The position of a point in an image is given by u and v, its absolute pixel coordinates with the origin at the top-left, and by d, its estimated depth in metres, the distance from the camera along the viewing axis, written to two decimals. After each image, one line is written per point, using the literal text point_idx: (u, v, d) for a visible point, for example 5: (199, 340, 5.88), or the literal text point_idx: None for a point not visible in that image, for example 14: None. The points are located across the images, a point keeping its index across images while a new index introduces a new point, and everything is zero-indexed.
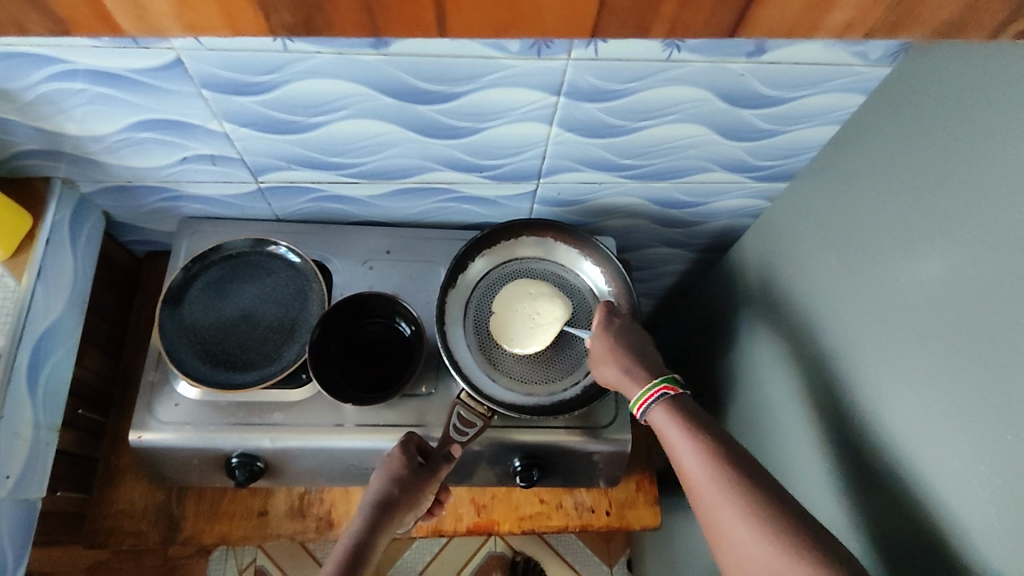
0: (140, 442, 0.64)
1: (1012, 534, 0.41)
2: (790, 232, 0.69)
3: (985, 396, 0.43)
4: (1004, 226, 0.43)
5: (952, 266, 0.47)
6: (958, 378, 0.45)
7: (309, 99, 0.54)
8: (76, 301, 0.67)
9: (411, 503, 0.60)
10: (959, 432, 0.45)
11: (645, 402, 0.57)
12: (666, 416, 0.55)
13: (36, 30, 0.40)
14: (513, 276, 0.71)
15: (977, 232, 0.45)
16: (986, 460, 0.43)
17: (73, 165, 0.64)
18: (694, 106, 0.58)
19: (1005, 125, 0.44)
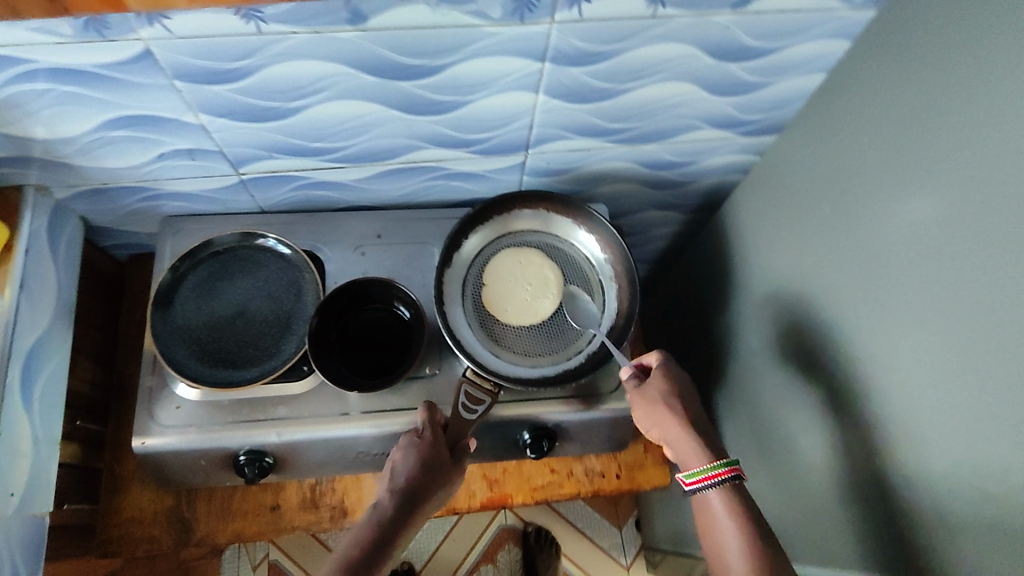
0: (143, 449, 0.63)
1: (1015, 468, 0.42)
2: (781, 185, 0.69)
3: (981, 335, 0.44)
4: (992, 164, 0.43)
5: (944, 207, 0.47)
6: (955, 319, 0.46)
7: (287, 83, 0.52)
8: (62, 311, 0.65)
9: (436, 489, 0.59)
10: (959, 373, 0.46)
11: (708, 477, 0.57)
12: (728, 506, 0.55)
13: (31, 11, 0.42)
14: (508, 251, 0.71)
15: (966, 171, 0.45)
16: (987, 398, 0.43)
17: (46, 170, 0.61)
18: (681, 63, 0.57)
19: (991, 61, 0.43)
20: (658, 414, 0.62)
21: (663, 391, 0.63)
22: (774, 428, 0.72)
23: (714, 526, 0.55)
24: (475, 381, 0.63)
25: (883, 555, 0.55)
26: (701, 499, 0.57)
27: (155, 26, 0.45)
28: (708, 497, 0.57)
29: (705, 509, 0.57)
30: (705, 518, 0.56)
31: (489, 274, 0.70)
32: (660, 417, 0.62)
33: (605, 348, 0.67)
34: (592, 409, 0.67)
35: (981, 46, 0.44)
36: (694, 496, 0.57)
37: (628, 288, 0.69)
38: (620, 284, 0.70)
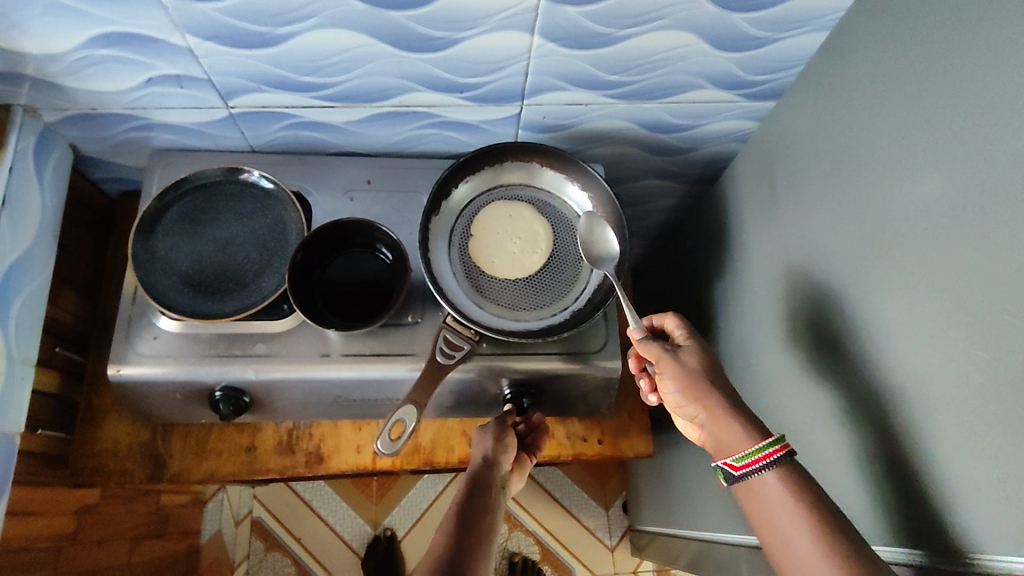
0: (119, 377, 0.63)
1: (996, 444, 0.40)
2: (779, 151, 0.67)
3: (975, 302, 0.42)
4: (997, 122, 0.41)
5: (944, 170, 0.44)
6: (950, 286, 0.44)
7: (274, 6, 0.51)
8: (45, 235, 0.65)
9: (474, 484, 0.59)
10: (949, 342, 0.44)
11: (754, 463, 0.51)
12: (776, 486, 0.50)
13: None
14: (498, 203, 0.69)
15: (969, 132, 0.43)
16: (977, 371, 0.41)
17: (34, 90, 0.61)
18: (681, 9, 0.56)
19: (994, 10, 0.41)
20: (690, 396, 0.57)
21: (694, 369, 0.58)
22: (761, 400, 0.70)
23: (766, 513, 0.50)
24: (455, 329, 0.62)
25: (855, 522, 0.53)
26: (750, 484, 0.52)
27: None
28: (761, 478, 0.51)
29: (755, 494, 0.51)
30: (756, 507, 0.51)
31: (477, 225, 0.68)
32: (696, 399, 0.57)
33: (590, 305, 0.66)
34: (573, 366, 0.66)
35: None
36: (740, 481, 0.52)
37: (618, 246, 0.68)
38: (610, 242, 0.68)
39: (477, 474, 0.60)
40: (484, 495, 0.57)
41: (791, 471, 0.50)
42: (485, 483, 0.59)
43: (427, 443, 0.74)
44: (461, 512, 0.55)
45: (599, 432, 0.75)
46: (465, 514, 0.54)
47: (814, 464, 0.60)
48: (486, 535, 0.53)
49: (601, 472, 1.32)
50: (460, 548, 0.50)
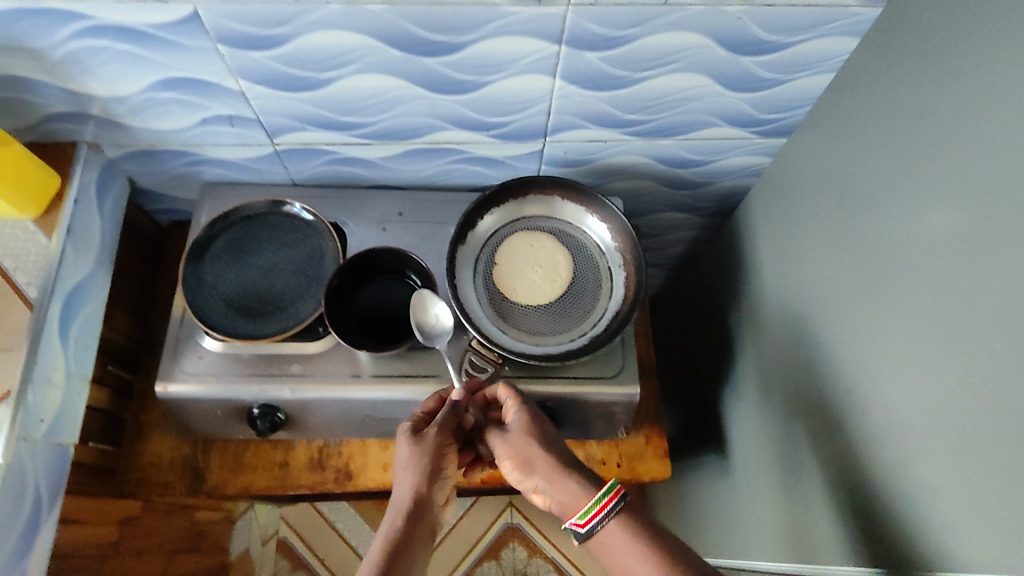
0: (165, 393, 0.68)
1: (991, 471, 0.42)
2: (791, 185, 0.69)
3: (974, 331, 0.43)
4: (996, 161, 0.42)
5: (947, 205, 0.46)
6: (950, 317, 0.45)
7: (320, 54, 0.56)
8: (104, 260, 0.70)
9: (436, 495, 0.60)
10: (950, 370, 0.45)
11: (593, 516, 0.53)
12: (623, 535, 0.52)
13: None
14: (520, 233, 0.73)
15: (970, 171, 0.44)
16: (972, 400, 0.43)
17: (100, 128, 0.67)
18: (693, 54, 0.60)
19: (982, 57, 0.44)
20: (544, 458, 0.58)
21: (524, 440, 0.59)
22: (776, 427, 0.72)
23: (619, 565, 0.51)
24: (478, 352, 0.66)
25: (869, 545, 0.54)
26: (598, 537, 0.53)
27: None
28: (606, 529, 0.53)
29: (604, 546, 0.53)
30: (608, 558, 0.52)
31: (500, 254, 0.72)
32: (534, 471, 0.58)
33: (608, 332, 0.69)
34: (590, 389, 0.68)
35: (970, 36, 0.45)
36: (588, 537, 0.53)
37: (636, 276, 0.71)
38: (627, 272, 0.71)
39: (431, 451, 0.60)
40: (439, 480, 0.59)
41: (632, 516, 0.53)
42: (442, 466, 0.60)
43: None
44: (412, 504, 0.57)
45: (618, 456, 0.77)
46: (416, 506, 0.57)
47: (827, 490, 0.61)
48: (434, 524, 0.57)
49: None
50: (406, 546, 0.54)
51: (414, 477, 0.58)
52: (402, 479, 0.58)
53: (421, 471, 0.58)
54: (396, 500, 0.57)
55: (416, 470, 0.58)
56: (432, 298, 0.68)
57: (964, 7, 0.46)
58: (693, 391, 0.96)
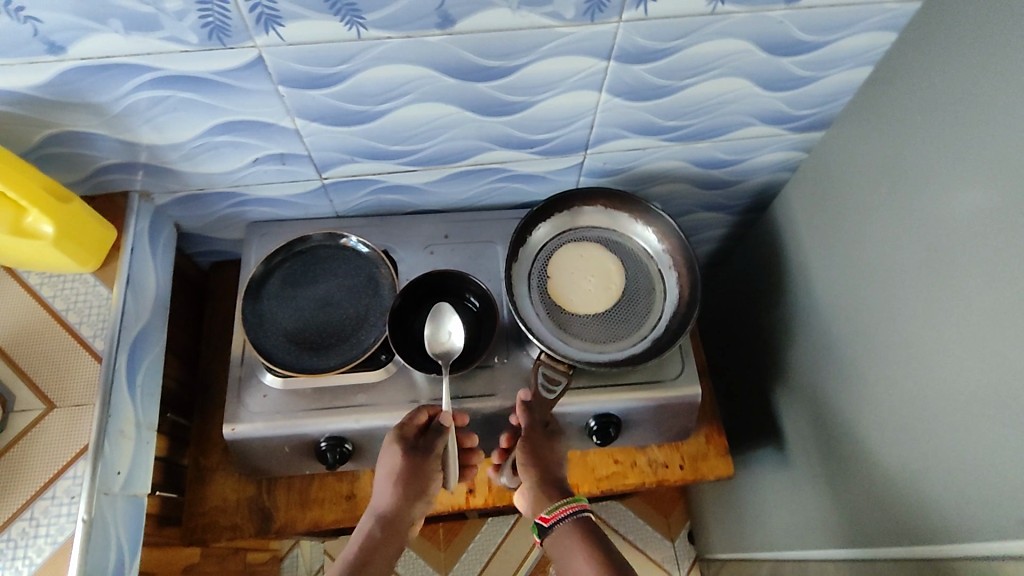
0: (232, 435, 0.67)
1: None
2: (830, 178, 0.71)
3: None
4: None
5: (1004, 183, 0.48)
6: (1020, 289, 0.47)
7: (378, 87, 0.58)
8: (159, 306, 0.70)
9: (421, 485, 0.65)
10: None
11: (559, 513, 0.63)
12: (573, 533, 0.61)
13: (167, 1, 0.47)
14: (569, 245, 0.74)
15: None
16: None
17: (151, 176, 0.67)
18: (735, 59, 0.62)
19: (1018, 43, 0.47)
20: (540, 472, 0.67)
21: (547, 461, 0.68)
22: (835, 414, 0.73)
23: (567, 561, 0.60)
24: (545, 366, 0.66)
25: (950, 523, 0.55)
26: (555, 534, 0.62)
27: (270, 34, 0.51)
28: (562, 527, 0.62)
29: (558, 539, 0.62)
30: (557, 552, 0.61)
31: (549, 268, 0.73)
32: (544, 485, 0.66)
33: (669, 332, 0.70)
34: (654, 393, 0.69)
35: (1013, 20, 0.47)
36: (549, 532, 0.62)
37: (688, 278, 0.72)
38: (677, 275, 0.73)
39: (412, 469, 0.64)
40: (416, 497, 0.65)
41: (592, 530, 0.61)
42: (423, 484, 0.65)
43: None
44: (383, 517, 0.63)
45: (680, 456, 0.78)
46: (385, 519, 0.63)
47: (898, 473, 0.62)
48: (402, 535, 0.64)
49: (664, 504, 1.33)
50: (372, 556, 0.61)
51: (392, 491, 0.64)
52: (382, 491, 0.64)
53: (398, 487, 0.64)
54: (374, 509, 0.64)
55: (395, 486, 0.64)
56: (447, 315, 0.69)
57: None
58: (740, 386, 0.97)
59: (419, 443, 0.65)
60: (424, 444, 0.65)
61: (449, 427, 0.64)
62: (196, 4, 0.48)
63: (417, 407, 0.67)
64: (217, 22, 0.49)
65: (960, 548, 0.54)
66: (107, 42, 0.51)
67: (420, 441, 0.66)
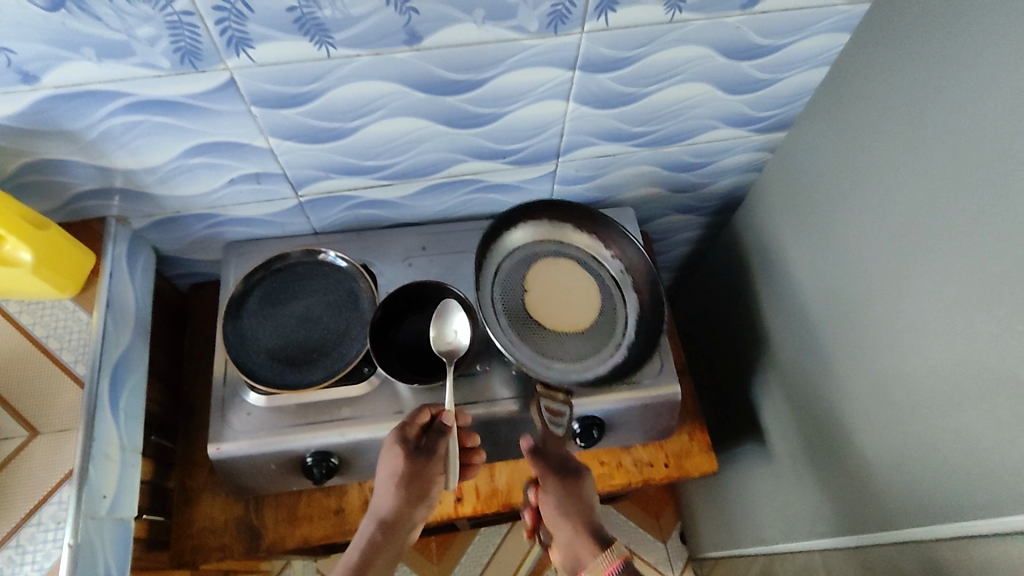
0: (217, 454, 0.67)
1: None
2: (794, 176, 0.74)
3: (1003, 284, 0.47)
4: (998, 128, 0.47)
5: (958, 173, 0.50)
6: (983, 273, 0.49)
7: (349, 104, 0.59)
8: (140, 329, 0.71)
9: (424, 487, 0.64)
10: (987, 323, 0.49)
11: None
12: None
13: (137, 28, 0.48)
14: (524, 262, 0.75)
15: (974, 140, 0.49)
16: (1011, 341, 0.47)
17: (127, 200, 0.68)
18: (696, 65, 0.64)
19: (968, 40, 0.49)
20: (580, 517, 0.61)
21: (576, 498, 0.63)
22: (813, 406, 0.75)
23: None
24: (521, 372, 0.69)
25: (930, 503, 0.57)
26: None
27: (241, 56, 0.52)
28: None
29: None
30: None
31: (512, 288, 0.73)
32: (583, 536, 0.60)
33: (640, 338, 0.72)
34: (636, 393, 0.70)
35: (957, 19, 0.50)
36: None
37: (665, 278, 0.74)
38: (635, 278, 0.75)
39: (414, 471, 0.63)
40: (417, 500, 0.63)
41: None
42: (425, 486, 0.64)
43: (503, 486, 0.77)
44: (383, 521, 0.62)
45: (664, 455, 0.79)
46: (385, 523, 0.62)
47: (879, 458, 0.63)
48: (401, 539, 0.63)
49: (654, 505, 1.34)
50: (373, 561, 0.60)
51: (393, 495, 0.63)
52: (381, 493, 0.63)
53: (399, 490, 0.63)
54: (374, 512, 0.63)
55: (396, 489, 0.63)
56: (454, 309, 0.70)
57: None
58: (721, 384, 0.99)
59: (421, 445, 0.65)
60: (427, 446, 0.65)
61: (451, 428, 0.64)
62: (168, 29, 0.49)
63: (420, 409, 0.66)
64: (189, 46, 0.50)
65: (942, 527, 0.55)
66: (80, 70, 0.52)
67: (422, 442, 0.65)
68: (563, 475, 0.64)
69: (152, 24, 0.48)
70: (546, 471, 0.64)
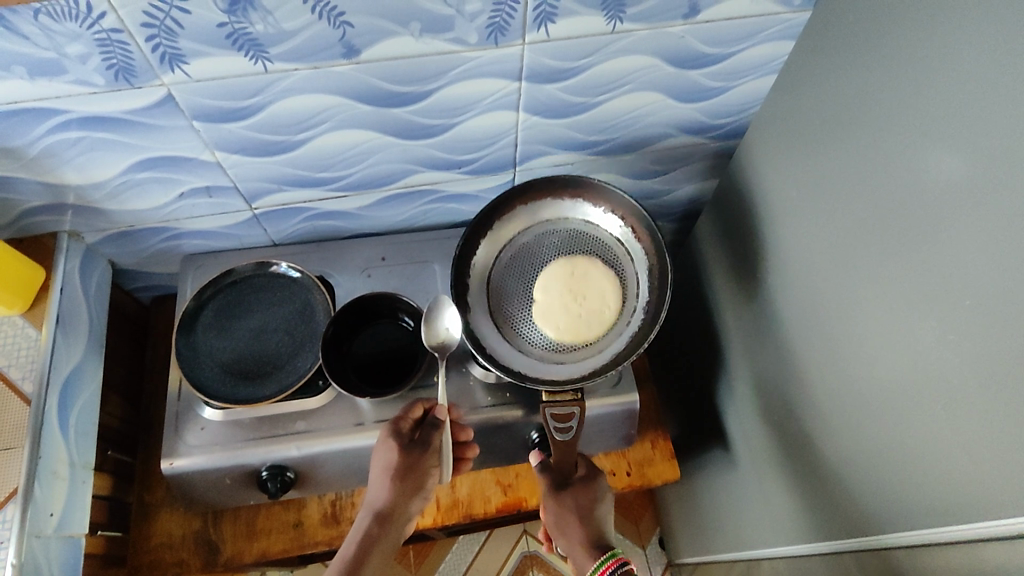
0: (171, 470, 0.66)
1: (979, 416, 0.44)
2: (750, 182, 0.73)
3: (944, 292, 0.46)
4: (935, 137, 0.46)
5: (901, 183, 0.50)
6: (925, 281, 0.48)
7: (292, 117, 0.59)
8: (93, 345, 0.70)
9: (418, 479, 0.63)
10: (929, 332, 0.48)
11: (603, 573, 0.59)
12: None
13: (67, 45, 0.48)
14: (520, 253, 0.72)
15: (914, 148, 0.48)
16: (951, 349, 0.46)
17: (78, 216, 0.68)
18: (645, 74, 0.64)
19: (904, 51, 0.49)
20: (580, 531, 0.62)
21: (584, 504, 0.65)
22: (775, 413, 0.74)
23: None
24: (501, 371, 0.69)
25: (881, 513, 0.56)
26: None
27: (176, 72, 0.52)
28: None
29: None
30: None
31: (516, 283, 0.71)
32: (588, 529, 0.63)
33: (654, 296, 0.69)
34: (593, 402, 0.69)
35: (893, 29, 0.50)
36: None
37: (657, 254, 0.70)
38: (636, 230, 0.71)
39: (408, 463, 0.63)
40: (413, 492, 0.63)
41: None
42: (420, 479, 0.64)
43: (464, 497, 0.77)
44: (379, 513, 0.61)
45: (626, 463, 0.79)
46: (381, 515, 0.61)
47: (835, 467, 0.63)
48: (397, 532, 0.62)
49: (633, 511, 1.34)
50: (371, 552, 0.59)
51: (387, 488, 0.62)
52: (376, 486, 0.63)
53: (394, 482, 0.62)
54: (369, 506, 0.62)
55: (391, 481, 0.62)
56: (446, 305, 0.70)
57: (879, 7, 0.51)
58: (690, 391, 0.99)
59: (415, 437, 0.64)
60: (421, 438, 0.64)
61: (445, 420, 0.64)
62: (98, 47, 0.49)
63: (414, 404, 0.67)
64: (122, 63, 0.50)
65: (892, 537, 0.55)
66: (14, 89, 0.51)
67: (415, 435, 0.65)
68: (566, 489, 0.65)
69: (81, 42, 0.48)
70: (547, 484, 0.65)
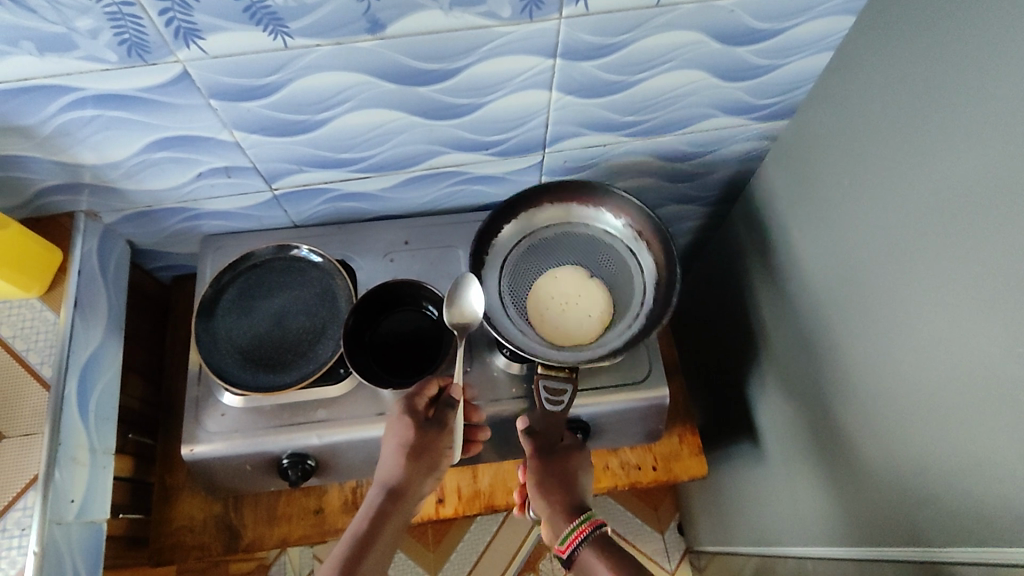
0: (191, 456, 0.65)
1: None
2: (794, 168, 0.69)
3: (1005, 299, 0.42)
4: (1012, 123, 0.41)
5: (963, 178, 0.45)
6: (985, 285, 0.44)
7: (313, 96, 0.56)
8: (112, 328, 0.69)
9: (433, 458, 0.62)
10: (986, 341, 0.44)
11: (571, 543, 0.58)
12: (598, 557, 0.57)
13: (77, 19, 0.45)
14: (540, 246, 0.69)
15: (980, 139, 0.44)
16: (1013, 361, 0.42)
17: (95, 196, 0.66)
18: (688, 50, 0.59)
19: (977, 28, 0.44)
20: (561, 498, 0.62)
21: (566, 474, 0.64)
22: (810, 410, 0.71)
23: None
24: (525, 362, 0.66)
25: (920, 525, 0.53)
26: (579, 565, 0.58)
27: (191, 48, 0.49)
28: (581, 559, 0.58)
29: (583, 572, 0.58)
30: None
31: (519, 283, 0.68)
32: (570, 495, 0.62)
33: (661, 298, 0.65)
34: (622, 396, 0.66)
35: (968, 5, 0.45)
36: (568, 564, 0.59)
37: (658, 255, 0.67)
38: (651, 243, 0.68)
39: (423, 442, 0.61)
40: (427, 471, 0.61)
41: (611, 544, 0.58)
42: (435, 458, 0.62)
43: (486, 487, 0.75)
44: (392, 490, 0.60)
45: (654, 457, 0.76)
46: (394, 490, 0.60)
47: (873, 472, 0.60)
48: (409, 509, 0.60)
49: (653, 496, 1.32)
50: (382, 529, 0.57)
51: (401, 465, 0.60)
52: (388, 462, 0.61)
53: (409, 459, 0.60)
54: (380, 482, 0.60)
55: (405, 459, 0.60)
56: (470, 281, 0.66)
57: None
58: (719, 380, 0.95)
59: (429, 416, 0.63)
60: (436, 417, 0.62)
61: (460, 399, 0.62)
62: (108, 21, 0.46)
63: (428, 379, 0.64)
64: (134, 38, 0.47)
65: (931, 552, 0.52)
66: (23, 65, 0.49)
67: (430, 415, 0.63)
68: (551, 459, 0.64)
69: (90, 15, 0.45)
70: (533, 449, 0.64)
